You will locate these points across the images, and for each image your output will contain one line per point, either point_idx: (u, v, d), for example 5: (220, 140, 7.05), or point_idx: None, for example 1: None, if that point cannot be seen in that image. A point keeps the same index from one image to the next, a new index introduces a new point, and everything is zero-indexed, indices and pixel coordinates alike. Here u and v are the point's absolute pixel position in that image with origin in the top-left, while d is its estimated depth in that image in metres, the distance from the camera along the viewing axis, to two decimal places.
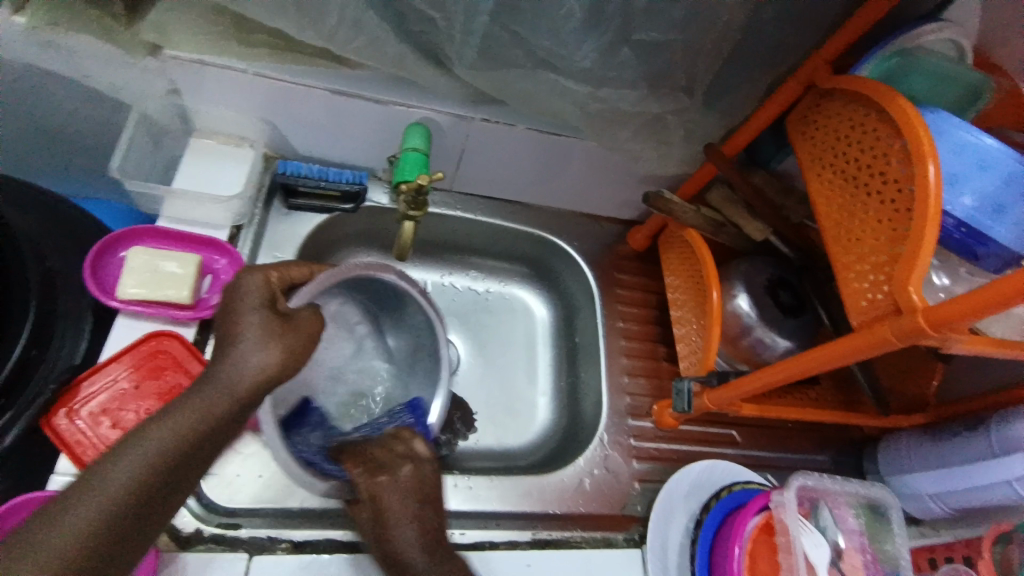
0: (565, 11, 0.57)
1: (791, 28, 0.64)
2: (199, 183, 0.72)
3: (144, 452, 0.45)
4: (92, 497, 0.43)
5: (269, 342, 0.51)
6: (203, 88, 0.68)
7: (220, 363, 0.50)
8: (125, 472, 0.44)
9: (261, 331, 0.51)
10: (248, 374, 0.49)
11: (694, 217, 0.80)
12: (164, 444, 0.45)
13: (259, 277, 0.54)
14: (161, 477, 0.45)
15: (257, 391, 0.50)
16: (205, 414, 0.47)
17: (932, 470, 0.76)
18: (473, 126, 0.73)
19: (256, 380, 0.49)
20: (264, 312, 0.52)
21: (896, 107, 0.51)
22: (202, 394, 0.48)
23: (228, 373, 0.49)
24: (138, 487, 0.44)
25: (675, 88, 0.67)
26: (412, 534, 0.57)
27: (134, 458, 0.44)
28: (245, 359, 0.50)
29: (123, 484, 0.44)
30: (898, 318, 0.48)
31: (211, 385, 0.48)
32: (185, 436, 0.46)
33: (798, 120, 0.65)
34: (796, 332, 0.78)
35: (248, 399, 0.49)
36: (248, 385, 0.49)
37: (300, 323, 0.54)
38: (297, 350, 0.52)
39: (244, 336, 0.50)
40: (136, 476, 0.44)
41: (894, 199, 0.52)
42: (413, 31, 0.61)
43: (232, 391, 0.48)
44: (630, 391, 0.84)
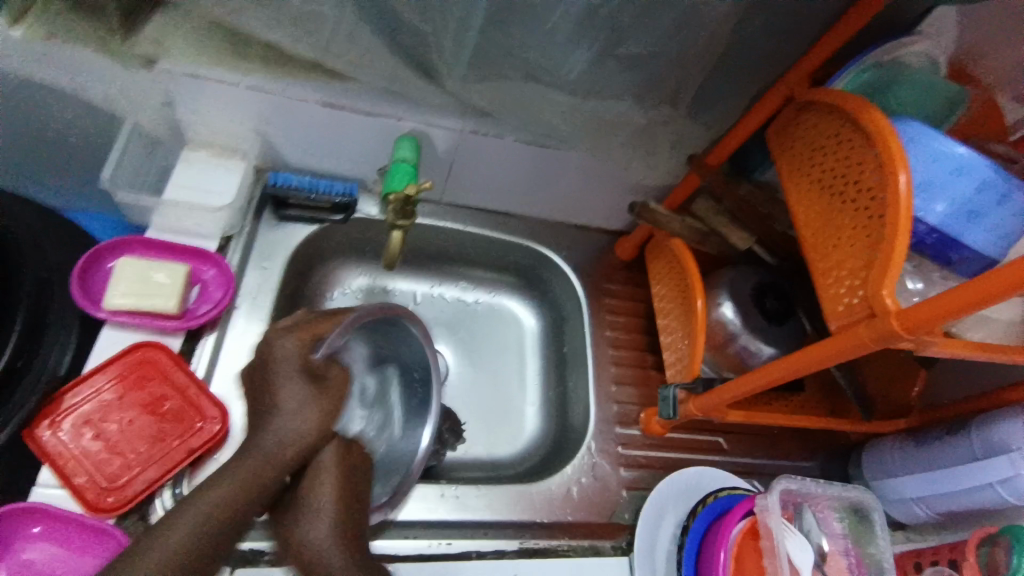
0: (552, 25, 0.59)
1: (771, 42, 0.67)
2: (189, 192, 0.71)
3: (188, 521, 0.45)
4: (128, 573, 0.41)
5: (307, 407, 0.53)
6: (196, 99, 0.68)
7: (259, 435, 0.52)
8: (167, 544, 0.43)
9: (299, 398, 0.53)
10: (287, 444, 0.51)
11: (681, 227, 0.83)
12: (208, 513, 0.46)
13: (293, 339, 0.55)
14: (209, 547, 0.45)
15: (296, 459, 0.52)
16: (249, 482, 0.49)
17: (917, 474, 0.77)
18: (464, 138, 0.75)
19: (294, 447, 0.51)
20: (300, 378, 0.54)
21: (869, 119, 0.53)
22: (248, 458, 0.50)
23: (271, 443, 0.51)
24: (183, 556, 0.43)
25: (660, 100, 0.69)
26: (329, 521, 0.51)
27: (178, 527, 0.44)
28: (285, 422, 0.52)
29: (169, 556, 0.43)
30: (873, 321, 0.50)
31: (256, 451, 0.50)
32: (230, 504, 0.47)
33: (778, 131, 0.67)
34: (780, 338, 0.80)
35: (288, 465, 0.51)
36: (292, 450, 0.51)
37: (333, 382, 0.56)
38: (333, 411, 0.54)
39: (280, 404, 0.53)
40: (183, 545, 0.44)
41: (869, 206, 0.53)
42: (405, 44, 0.62)
43: (274, 457, 0.50)
44: (618, 398, 0.85)
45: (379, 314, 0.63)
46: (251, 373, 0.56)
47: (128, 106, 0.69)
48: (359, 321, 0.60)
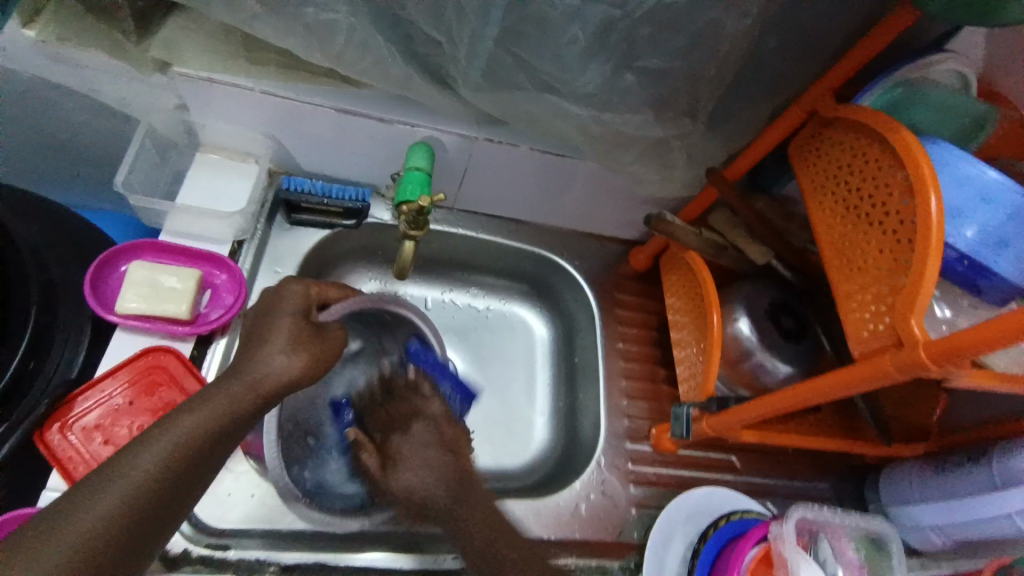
0: (568, 37, 0.56)
1: (793, 55, 0.65)
2: (204, 199, 0.72)
3: (167, 444, 0.47)
4: (114, 484, 0.45)
5: (297, 349, 0.55)
6: (209, 104, 0.68)
7: (248, 363, 0.53)
8: (152, 458, 0.46)
9: (293, 341, 0.55)
10: (273, 379, 0.53)
11: (696, 240, 0.81)
12: (186, 435, 0.48)
13: (301, 288, 0.60)
14: (192, 460, 0.48)
15: (276, 395, 0.53)
16: (230, 409, 0.50)
17: (934, 502, 0.74)
18: (477, 145, 0.74)
19: (278, 383, 0.53)
20: (298, 321, 0.57)
21: (898, 139, 0.51)
22: (234, 388, 0.51)
23: (257, 374, 0.53)
24: (167, 471, 0.46)
25: (678, 112, 0.66)
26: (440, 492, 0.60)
27: (161, 446, 0.47)
28: (270, 363, 0.53)
29: (150, 469, 0.46)
30: (898, 350, 0.48)
31: (242, 381, 0.52)
32: (202, 436, 0.49)
33: (800, 147, 0.65)
34: (795, 357, 0.78)
35: (265, 402, 0.52)
36: (278, 385, 0.53)
37: (328, 339, 0.58)
38: (319, 360, 0.56)
39: (273, 344, 0.55)
40: (167, 457, 0.47)
41: (896, 230, 0.51)
42: (418, 52, 0.61)
43: (256, 390, 0.52)
44: (629, 413, 0.84)
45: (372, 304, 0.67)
46: (258, 312, 0.60)
47: (143, 109, 0.69)
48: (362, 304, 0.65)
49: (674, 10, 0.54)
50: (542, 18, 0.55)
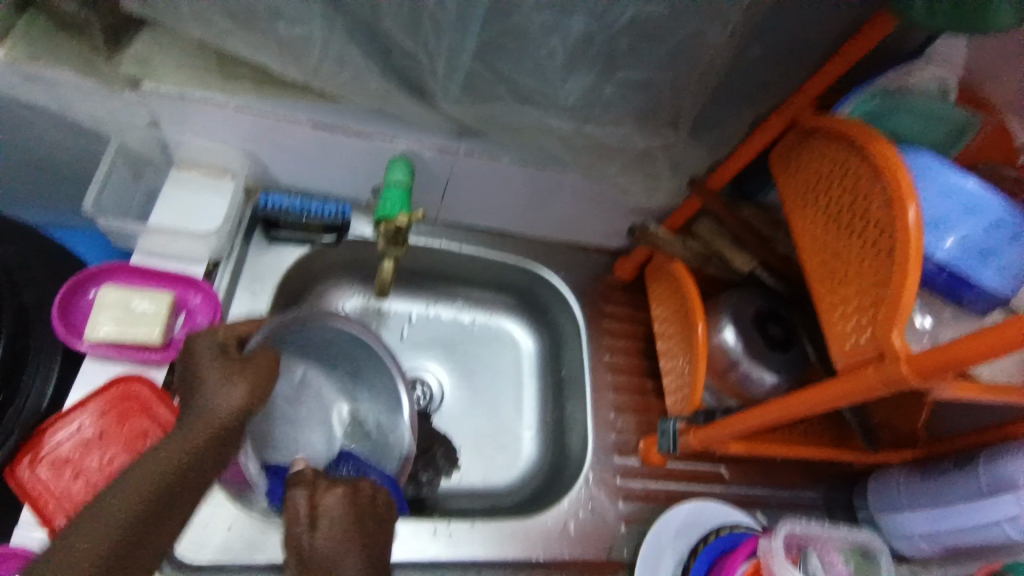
0: (548, 50, 0.55)
1: (774, 66, 0.64)
2: (176, 220, 0.70)
3: (136, 486, 0.47)
4: (91, 528, 0.45)
5: (234, 381, 0.54)
6: (184, 121, 0.67)
7: (191, 405, 0.53)
8: (119, 503, 0.46)
9: (220, 373, 0.54)
10: (220, 412, 0.52)
11: (680, 249, 0.81)
12: (150, 478, 0.48)
13: (210, 335, 0.57)
14: (160, 501, 0.48)
15: (228, 430, 0.52)
16: (188, 450, 0.50)
17: (925, 509, 0.74)
18: (459, 159, 0.73)
19: (225, 416, 0.52)
20: (220, 359, 0.55)
21: (876, 150, 0.51)
22: (188, 427, 0.51)
23: (202, 412, 0.52)
24: (133, 514, 0.46)
25: (659, 122, 0.64)
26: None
27: (131, 490, 0.47)
28: (215, 397, 0.53)
29: (123, 512, 0.46)
30: (881, 364, 0.48)
31: (191, 420, 0.52)
32: (171, 473, 0.49)
33: (781, 157, 0.65)
34: (783, 366, 0.78)
35: (225, 433, 0.52)
36: (224, 418, 0.52)
37: (258, 362, 0.56)
38: (259, 384, 0.55)
39: (205, 383, 0.53)
40: (133, 501, 0.47)
41: (876, 242, 0.51)
42: (397, 65, 0.60)
43: (207, 426, 0.51)
44: (617, 426, 0.83)
45: (308, 317, 0.62)
46: (183, 362, 0.56)
47: (115, 127, 0.67)
48: (283, 322, 0.60)
49: (655, 23, 0.53)
50: (521, 31, 0.53)
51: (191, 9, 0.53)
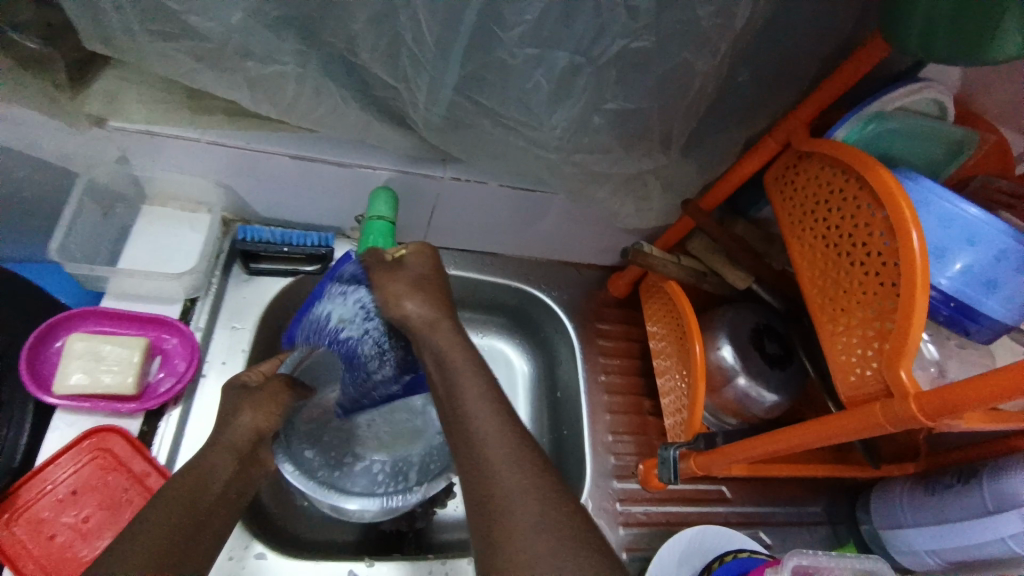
0: (532, 83, 0.52)
1: (766, 85, 0.62)
2: (151, 261, 0.67)
3: (176, 498, 0.50)
4: (140, 534, 0.46)
5: (254, 406, 0.60)
6: (156, 156, 0.63)
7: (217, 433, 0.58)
8: (158, 515, 0.48)
9: (246, 404, 0.59)
10: (246, 431, 0.58)
11: (675, 269, 0.79)
12: (185, 491, 0.51)
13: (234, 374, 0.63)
14: (199, 506, 0.50)
15: (251, 449, 0.58)
16: (216, 468, 0.54)
17: (930, 526, 0.73)
18: (444, 184, 0.70)
19: (249, 437, 0.58)
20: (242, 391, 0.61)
21: (876, 177, 0.50)
22: (213, 450, 0.56)
23: (226, 436, 0.57)
24: (180, 520, 0.48)
25: (651, 148, 0.61)
26: (514, 467, 0.46)
27: (169, 505, 0.49)
28: (237, 423, 0.59)
29: (167, 519, 0.48)
30: (889, 401, 0.46)
31: (217, 444, 0.57)
32: (206, 483, 0.53)
33: (776, 178, 0.63)
34: (782, 384, 0.77)
35: (245, 455, 0.57)
36: (247, 440, 0.58)
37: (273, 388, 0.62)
38: (274, 412, 0.61)
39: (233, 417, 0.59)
40: (179, 506, 0.49)
41: (879, 273, 0.50)
42: (375, 96, 0.57)
43: (232, 445, 0.57)
44: (615, 449, 0.81)
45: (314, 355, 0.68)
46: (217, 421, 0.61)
47: (82, 163, 0.63)
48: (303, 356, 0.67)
49: (644, 53, 0.50)
50: (503, 65, 0.50)
51: (153, 51, 0.49)
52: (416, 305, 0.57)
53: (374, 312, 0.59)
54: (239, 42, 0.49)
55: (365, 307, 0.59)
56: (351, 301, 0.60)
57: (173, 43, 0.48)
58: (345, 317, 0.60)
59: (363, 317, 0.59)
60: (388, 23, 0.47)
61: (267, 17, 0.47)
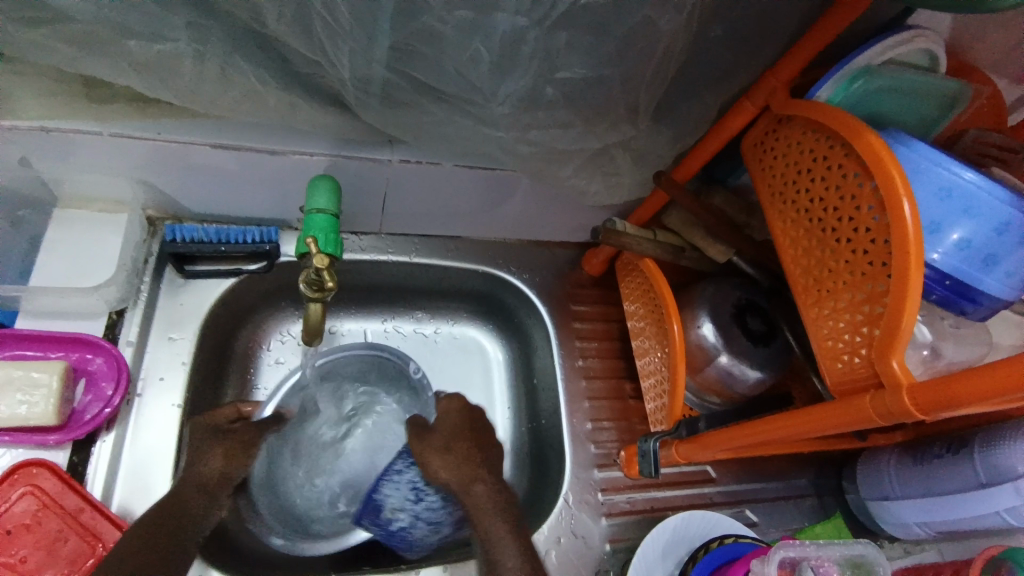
0: (470, 54, 0.45)
1: (740, 43, 0.56)
2: (64, 273, 0.61)
3: (154, 522, 0.51)
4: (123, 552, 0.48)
5: (234, 458, 0.59)
6: (63, 156, 0.56)
7: (197, 466, 0.57)
8: (124, 546, 0.49)
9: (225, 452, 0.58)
10: (214, 475, 0.57)
11: (650, 247, 0.73)
12: (161, 517, 0.52)
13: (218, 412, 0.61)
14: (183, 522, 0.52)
15: (220, 493, 0.57)
16: (201, 489, 0.55)
17: (918, 498, 0.71)
18: (393, 168, 0.64)
19: (218, 482, 0.57)
20: (222, 438, 0.59)
21: (866, 145, 0.44)
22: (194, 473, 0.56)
23: (201, 478, 0.56)
24: (153, 538, 0.50)
25: (615, 119, 0.55)
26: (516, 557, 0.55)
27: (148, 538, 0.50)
28: (208, 465, 0.57)
29: (132, 548, 0.49)
30: (878, 394, 0.43)
31: (196, 476, 0.56)
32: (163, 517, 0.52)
33: (755, 145, 0.57)
34: (767, 362, 0.73)
35: (218, 493, 0.57)
36: (219, 479, 0.57)
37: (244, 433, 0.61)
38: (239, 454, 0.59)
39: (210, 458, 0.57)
40: (152, 524, 0.51)
41: (867, 251, 0.45)
42: (299, 73, 0.50)
43: (206, 487, 0.56)
44: (595, 437, 0.78)
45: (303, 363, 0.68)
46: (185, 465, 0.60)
47: None
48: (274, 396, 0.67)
49: (597, 10, 0.43)
50: (436, 34, 0.43)
51: (21, 38, 0.42)
52: (453, 478, 0.59)
53: (425, 491, 0.62)
54: (113, 19, 0.41)
55: (416, 488, 0.62)
56: (401, 485, 0.62)
57: (36, 27, 0.41)
58: (397, 504, 0.61)
59: (412, 498, 0.61)
60: None
61: None
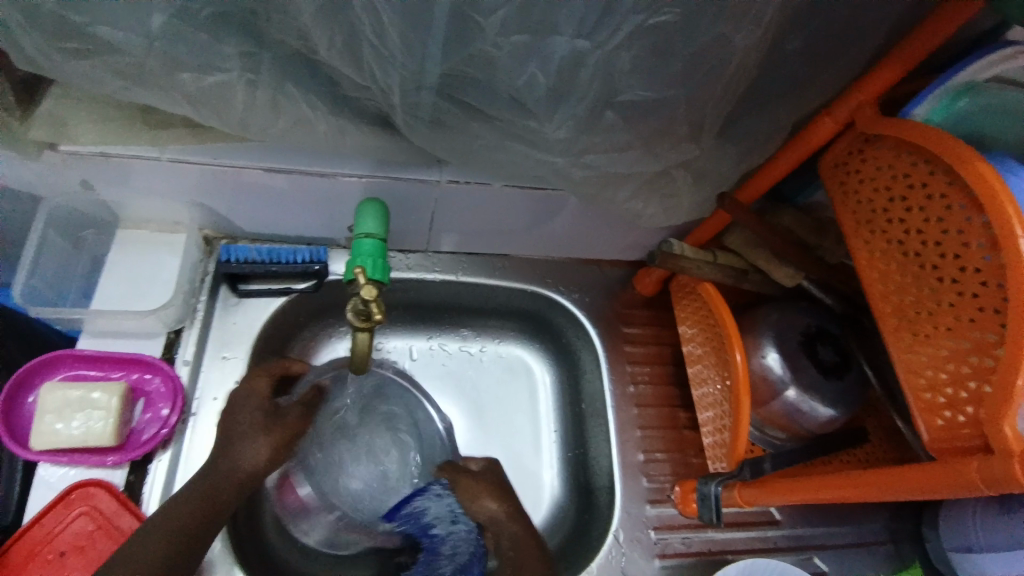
0: (525, 79, 0.42)
1: (821, 55, 0.50)
2: (124, 294, 0.62)
3: (170, 523, 0.50)
4: (140, 546, 0.49)
5: (260, 441, 0.56)
6: (123, 179, 0.57)
7: (224, 452, 0.55)
8: (150, 546, 0.49)
9: (253, 431, 0.56)
10: (241, 468, 0.55)
11: (710, 271, 0.69)
12: (178, 520, 0.51)
13: (257, 379, 0.60)
14: (197, 530, 0.51)
15: (243, 487, 0.55)
16: (231, 479, 0.54)
17: (1007, 551, 0.62)
18: (440, 188, 0.62)
19: (245, 472, 0.55)
20: (260, 415, 0.57)
21: (977, 174, 0.39)
22: (210, 472, 0.54)
23: (226, 468, 0.54)
24: (175, 538, 0.50)
25: (677, 140, 0.51)
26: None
27: (165, 528, 0.50)
28: (236, 453, 0.55)
29: (153, 554, 0.49)
30: (989, 460, 0.38)
31: (214, 469, 0.54)
32: (200, 506, 0.52)
33: (835, 164, 0.52)
34: (839, 398, 0.67)
35: (242, 488, 0.55)
36: (245, 472, 0.55)
37: (289, 422, 0.59)
38: (284, 446, 0.58)
39: (239, 435, 0.56)
40: (180, 524, 0.51)
41: (976, 294, 0.40)
42: (348, 98, 0.49)
43: (231, 475, 0.54)
44: (647, 470, 0.74)
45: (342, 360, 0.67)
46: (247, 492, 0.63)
47: (46, 189, 0.57)
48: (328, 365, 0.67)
49: (664, 28, 0.40)
50: (489, 60, 0.41)
51: (78, 72, 0.43)
52: (500, 510, 0.60)
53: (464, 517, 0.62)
54: (167, 53, 0.41)
55: (454, 512, 0.61)
56: (443, 505, 0.61)
57: (91, 61, 0.41)
58: (437, 518, 0.61)
59: (452, 519, 0.61)
60: (342, 14, 0.39)
61: (195, 17, 0.39)
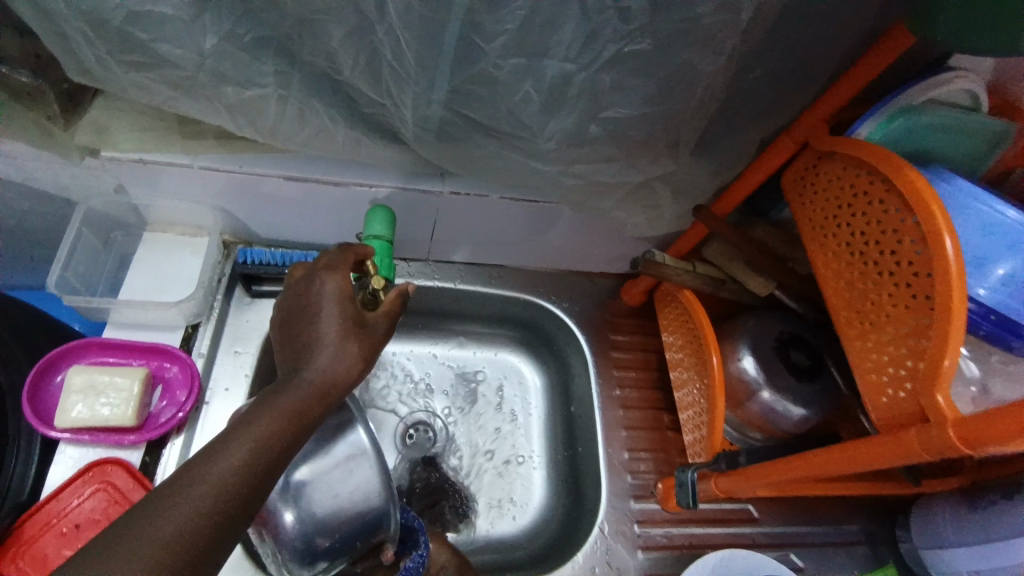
0: (521, 95, 0.49)
1: (781, 84, 0.58)
2: (147, 289, 0.67)
3: (242, 453, 0.42)
4: (199, 482, 0.40)
5: (346, 349, 0.50)
6: (155, 183, 0.63)
7: (306, 360, 0.49)
8: (220, 468, 0.41)
9: (340, 337, 0.50)
10: (331, 377, 0.49)
11: (691, 279, 0.75)
12: (259, 447, 0.43)
13: (338, 279, 0.52)
14: (265, 471, 0.43)
15: (331, 400, 0.49)
16: (316, 393, 0.48)
17: (973, 547, 0.66)
18: (442, 199, 0.68)
19: (335, 382, 0.49)
20: (346, 321, 0.51)
21: (906, 180, 0.45)
22: (297, 386, 0.47)
23: (314, 376, 0.48)
24: (245, 470, 0.42)
25: (656, 154, 0.58)
26: None
27: (235, 455, 0.42)
28: (315, 360, 0.49)
29: (210, 491, 0.40)
30: (925, 428, 0.42)
31: (305, 380, 0.48)
32: (282, 425, 0.45)
33: (794, 179, 0.59)
34: (813, 399, 0.71)
35: (330, 398, 0.49)
36: (331, 385, 0.49)
37: (374, 331, 0.52)
38: (368, 357, 0.52)
39: (324, 341, 0.50)
40: (248, 456, 0.42)
41: (910, 284, 0.46)
42: (365, 113, 0.55)
43: (319, 390, 0.48)
44: (632, 468, 0.78)
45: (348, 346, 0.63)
46: None
47: (85, 190, 0.62)
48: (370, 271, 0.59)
49: (640, 56, 0.46)
50: (491, 79, 0.48)
51: (131, 81, 0.49)
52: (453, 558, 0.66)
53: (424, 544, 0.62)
54: (215, 67, 0.48)
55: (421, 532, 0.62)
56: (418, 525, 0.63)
57: (145, 72, 0.48)
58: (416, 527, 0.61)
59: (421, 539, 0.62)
60: (365, 37, 0.45)
61: (240, 38, 0.46)
